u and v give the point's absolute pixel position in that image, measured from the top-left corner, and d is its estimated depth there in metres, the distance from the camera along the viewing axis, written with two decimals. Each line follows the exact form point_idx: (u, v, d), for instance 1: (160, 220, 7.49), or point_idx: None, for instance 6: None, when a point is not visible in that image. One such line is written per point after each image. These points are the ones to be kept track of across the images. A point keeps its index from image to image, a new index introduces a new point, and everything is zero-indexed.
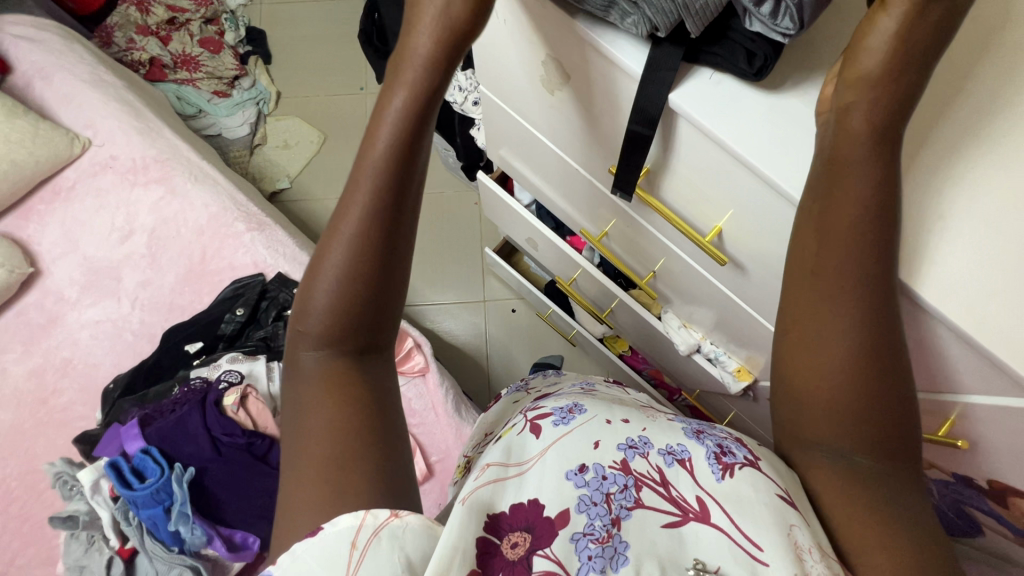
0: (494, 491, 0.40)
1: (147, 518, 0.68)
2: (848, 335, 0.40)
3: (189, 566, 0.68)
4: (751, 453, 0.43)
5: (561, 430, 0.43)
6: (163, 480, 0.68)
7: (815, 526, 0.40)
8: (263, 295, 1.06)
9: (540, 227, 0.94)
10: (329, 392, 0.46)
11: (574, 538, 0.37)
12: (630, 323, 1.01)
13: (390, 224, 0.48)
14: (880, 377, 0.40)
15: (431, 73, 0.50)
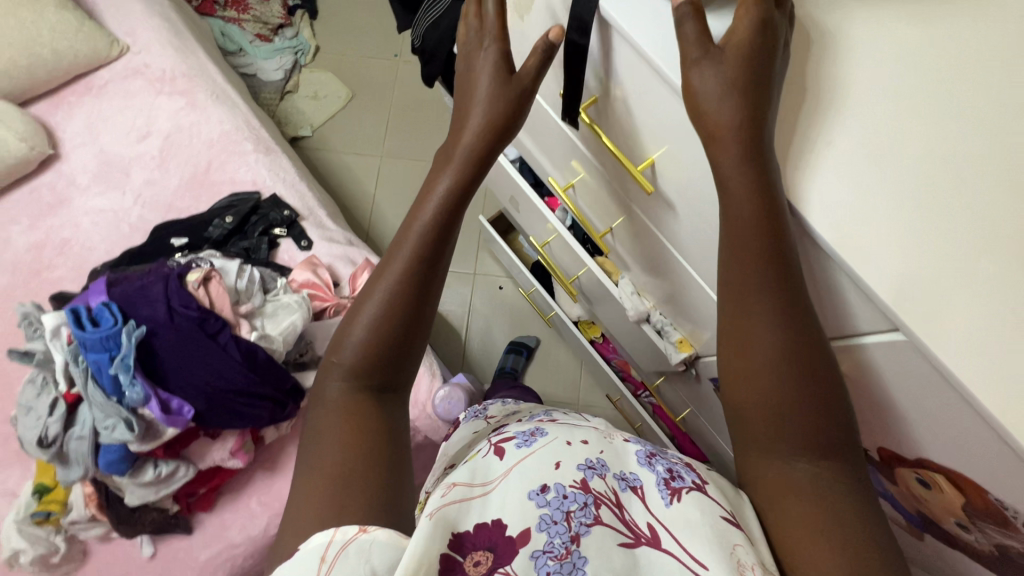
0: (460, 511, 0.42)
1: (92, 362, 0.73)
2: (776, 335, 0.42)
3: (123, 419, 0.73)
4: (700, 480, 0.46)
5: (523, 452, 0.47)
6: (115, 330, 0.73)
7: (762, 545, 0.41)
8: (254, 210, 1.12)
9: (519, 181, 0.96)
10: (347, 423, 0.47)
11: (535, 556, 0.40)
12: (594, 294, 1.01)
13: (428, 272, 0.51)
14: (808, 364, 0.42)
15: (478, 146, 0.56)
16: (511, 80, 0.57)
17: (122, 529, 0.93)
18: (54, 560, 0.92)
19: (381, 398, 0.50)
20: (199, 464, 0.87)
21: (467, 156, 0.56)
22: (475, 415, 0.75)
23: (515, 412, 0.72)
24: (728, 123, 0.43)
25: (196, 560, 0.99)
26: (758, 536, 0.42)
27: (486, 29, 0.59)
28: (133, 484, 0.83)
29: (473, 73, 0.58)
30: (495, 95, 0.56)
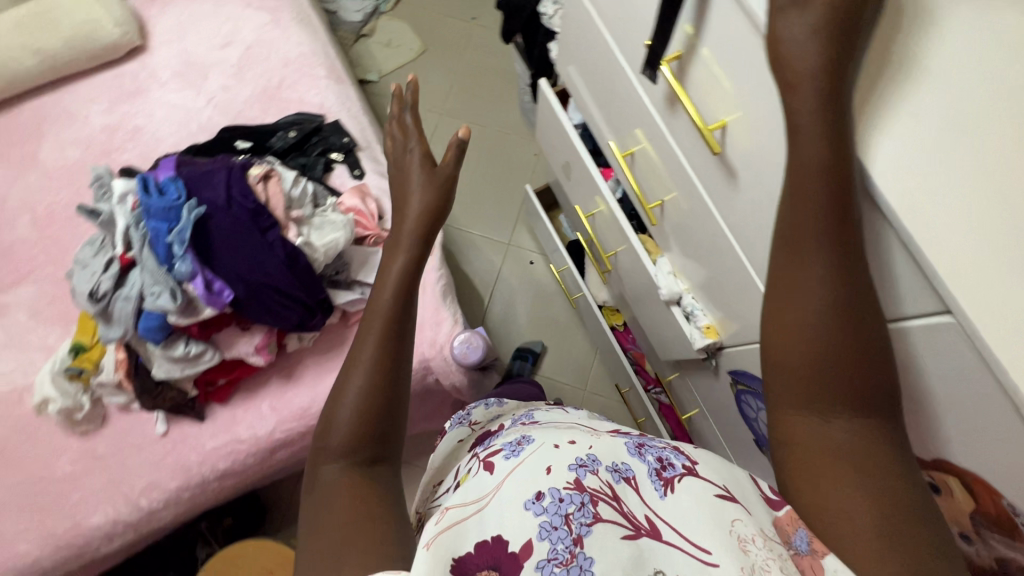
0: (457, 533, 0.43)
1: (152, 229, 0.77)
2: (826, 295, 0.45)
3: (168, 289, 0.77)
4: (689, 462, 0.49)
5: (512, 462, 0.49)
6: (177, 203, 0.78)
7: (758, 515, 0.45)
8: (316, 132, 1.16)
9: (578, 145, 0.97)
10: (349, 492, 0.50)
11: (541, 565, 0.41)
12: (629, 272, 1.01)
13: (398, 337, 0.58)
14: (849, 320, 0.45)
15: (420, 234, 0.66)
16: (434, 178, 0.71)
17: (143, 400, 0.99)
18: (77, 416, 0.98)
19: (373, 468, 0.53)
20: (223, 352, 0.91)
21: (414, 235, 0.66)
22: (459, 422, 0.80)
23: (496, 415, 0.80)
24: (809, 65, 0.43)
25: (203, 447, 1.04)
26: (754, 511, 0.45)
27: (410, 140, 0.75)
28: (162, 356, 0.87)
29: (408, 180, 0.72)
30: (428, 192, 0.70)
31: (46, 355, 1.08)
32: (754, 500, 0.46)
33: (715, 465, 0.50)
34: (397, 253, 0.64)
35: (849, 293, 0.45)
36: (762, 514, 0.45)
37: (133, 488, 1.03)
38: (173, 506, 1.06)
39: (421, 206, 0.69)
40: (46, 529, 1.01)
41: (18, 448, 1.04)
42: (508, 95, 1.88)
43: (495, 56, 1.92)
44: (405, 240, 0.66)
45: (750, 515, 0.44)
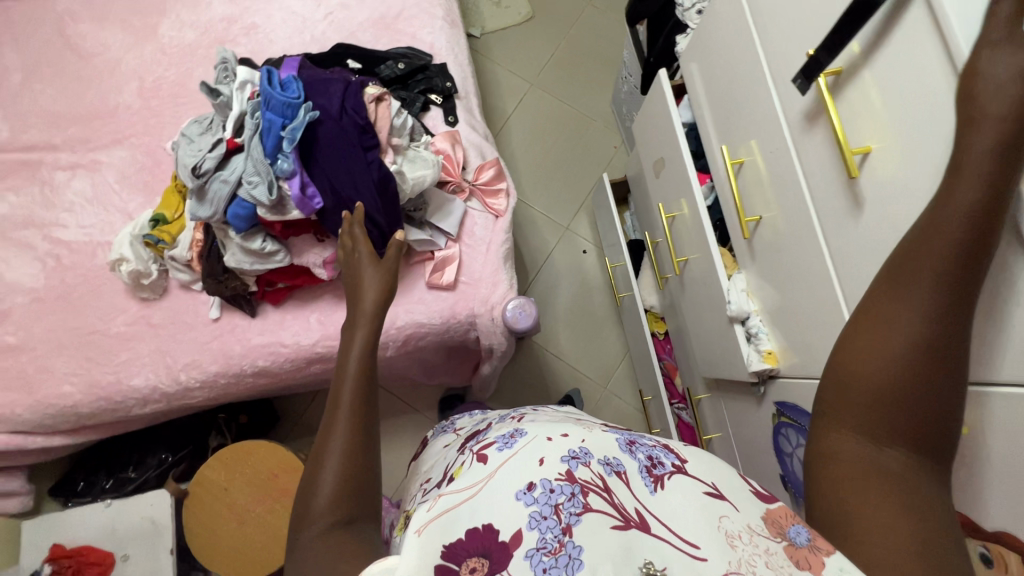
0: (448, 523, 0.44)
1: (266, 120, 0.79)
2: (921, 328, 0.46)
3: (267, 182, 0.79)
4: (679, 461, 0.51)
5: (506, 453, 0.51)
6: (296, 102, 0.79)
7: (746, 512, 0.47)
8: (422, 70, 1.16)
9: (682, 142, 0.95)
10: (333, 551, 0.49)
11: (530, 554, 0.42)
12: (699, 281, 1.00)
13: (367, 399, 0.61)
14: (936, 360, 0.46)
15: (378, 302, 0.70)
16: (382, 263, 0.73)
17: (205, 285, 1.03)
18: (143, 281, 1.03)
19: (354, 524, 0.53)
20: (292, 258, 0.94)
21: (374, 313, 0.69)
22: (443, 429, 0.94)
23: (479, 417, 0.85)
24: (1002, 108, 0.44)
25: (248, 341, 1.08)
26: (741, 508, 0.47)
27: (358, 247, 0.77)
28: (239, 245, 0.91)
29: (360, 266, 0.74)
30: (379, 275, 0.72)
31: (125, 219, 1.14)
32: (746, 496, 0.48)
33: (707, 461, 0.52)
34: (353, 337, 0.67)
35: (944, 334, 0.46)
36: (751, 510, 0.47)
37: (176, 362, 1.08)
38: (207, 389, 1.11)
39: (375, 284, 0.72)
40: (91, 378, 1.07)
41: (83, 298, 1.10)
42: (603, 83, 1.86)
43: (599, 40, 1.89)
44: (359, 330, 0.67)
45: (737, 512, 0.46)
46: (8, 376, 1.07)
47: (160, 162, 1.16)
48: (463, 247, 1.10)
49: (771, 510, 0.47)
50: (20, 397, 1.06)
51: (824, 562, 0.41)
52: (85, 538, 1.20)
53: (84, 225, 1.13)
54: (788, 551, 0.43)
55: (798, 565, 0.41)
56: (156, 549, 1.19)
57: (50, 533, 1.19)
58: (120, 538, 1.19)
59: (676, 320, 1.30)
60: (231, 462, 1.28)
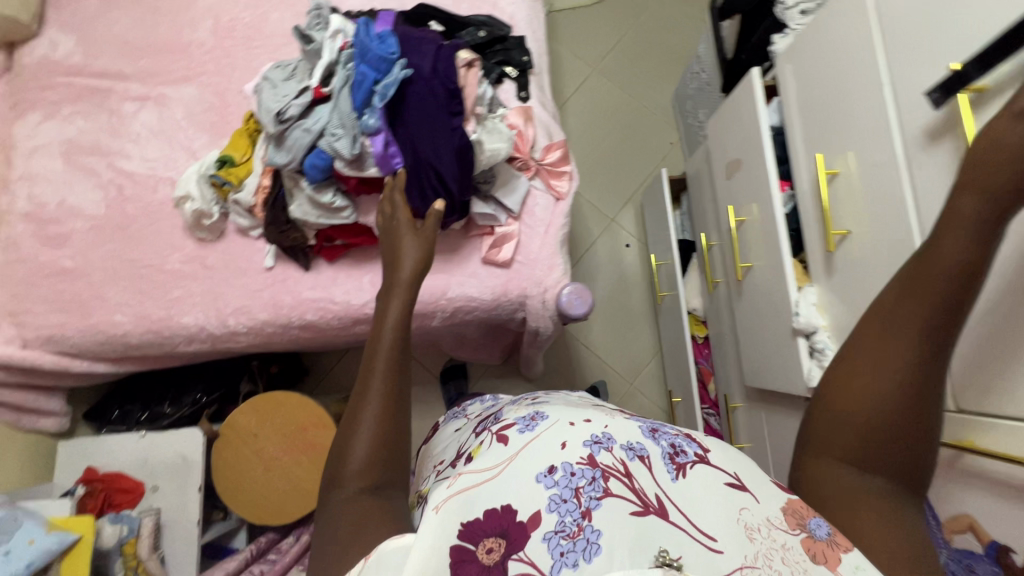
0: (465, 501, 0.44)
1: (359, 74, 0.78)
2: (904, 367, 0.47)
3: (351, 136, 0.78)
4: (701, 450, 0.49)
5: (528, 435, 0.50)
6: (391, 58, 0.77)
7: (767, 504, 0.45)
8: (501, 41, 1.14)
9: (767, 146, 0.92)
10: (363, 518, 0.49)
11: (547, 537, 0.41)
12: (763, 290, 0.98)
13: (402, 368, 0.58)
14: (914, 398, 0.47)
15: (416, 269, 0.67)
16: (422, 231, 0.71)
17: (266, 232, 1.03)
18: (204, 221, 1.03)
19: (384, 491, 0.53)
20: (358, 216, 0.93)
21: (411, 282, 0.66)
22: (453, 416, 0.91)
23: (493, 402, 0.84)
24: None
25: (299, 294, 1.08)
26: (762, 499, 0.46)
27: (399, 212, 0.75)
28: (309, 196, 0.90)
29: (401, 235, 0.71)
30: (420, 243, 0.70)
31: (188, 157, 1.13)
32: (770, 489, 0.47)
33: (731, 455, 0.50)
34: (389, 305, 0.63)
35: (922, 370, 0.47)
36: (772, 501, 0.46)
37: (226, 305, 1.08)
38: (253, 336, 1.12)
39: (414, 251, 0.69)
40: (142, 311, 1.08)
41: (141, 231, 1.10)
42: (667, 75, 1.80)
43: (669, 30, 1.83)
44: (394, 299, 0.64)
45: (757, 504, 0.45)
46: (63, 299, 1.08)
47: (228, 104, 1.15)
48: (522, 225, 1.08)
49: (787, 510, 0.45)
50: (72, 321, 1.08)
51: (841, 560, 0.41)
52: (118, 466, 1.23)
53: (148, 158, 1.13)
54: (805, 544, 0.43)
55: (813, 559, 0.42)
56: (184, 486, 1.21)
57: (86, 456, 1.23)
58: (151, 470, 1.22)
59: (721, 326, 1.28)
60: (263, 410, 1.30)
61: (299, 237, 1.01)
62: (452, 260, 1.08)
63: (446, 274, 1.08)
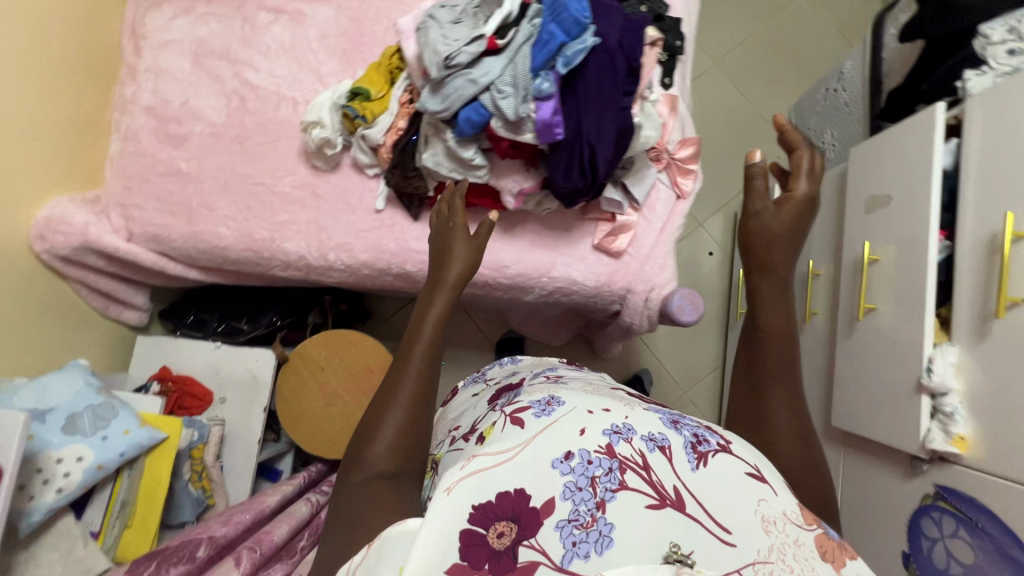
0: (479, 485, 0.44)
1: (546, 33, 0.73)
2: (790, 413, 0.59)
3: (520, 98, 0.74)
4: (723, 441, 0.51)
5: (546, 419, 0.50)
6: (585, 22, 0.73)
7: (783, 499, 0.48)
8: (659, 18, 1.06)
9: (935, 190, 0.87)
10: (381, 499, 0.48)
11: (559, 525, 0.42)
12: (885, 336, 0.94)
13: (435, 361, 0.58)
14: (801, 429, 0.59)
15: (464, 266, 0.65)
16: (474, 239, 0.67)
17: (388, 175, 1.01)
18: (326, 150, 1.01)
19: (400, 478, 0.52)
20: (490, 177, 0.90)
21: (457, 285, 0.64)
22: (473, 381, 0.88)
23: (511, 371, 0.82)
24: None
25: (403, 241, 1.06)
26: (780, 493, 0.48)
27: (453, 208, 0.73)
28: (449, 148, 0.87)
29: (452, 239, 0.67)
30: (470, 251, 0.66)
31: (314, 81, 1.10)
32: (781, 487, 0.50)
33: (743, 448, 0.53)
34: (429, 310, 0.61)
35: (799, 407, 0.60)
36: (789, 499, 0.48)
37: (329, 238, 1.07)
38: (347, 273, 1.11)
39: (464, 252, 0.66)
40: (247, 228, 1.07)
41: (257, 147, 1.09)
42: (790, 85, 1.70)
43: (802, 38, 1.72)
44: (436, 302, 0.62)
45: (775, 496, 0.48)
46: (173, 201, 1.08)
47: (363, 32, 1.11)
48: (640, 218, 1.04)
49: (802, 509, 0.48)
50: (178, 224, 1.08)
51: (847, 563, 0.44)
52: (190, 370, 1.25)
53: (274, 74, 1.10)
54: (818, 537, 0.46)
55: (823, 557, 0.44)
56: (251, 402, 1.23)
57: (162, 355, 1.25)
58: (222, 381, 1.24)
59: (808, 360, 1.24)
60: (334, 346, 1.32)
61: (420, 186, 0.98)
62: (562, 239, 1.06)
63: (553, 252, 1.05)
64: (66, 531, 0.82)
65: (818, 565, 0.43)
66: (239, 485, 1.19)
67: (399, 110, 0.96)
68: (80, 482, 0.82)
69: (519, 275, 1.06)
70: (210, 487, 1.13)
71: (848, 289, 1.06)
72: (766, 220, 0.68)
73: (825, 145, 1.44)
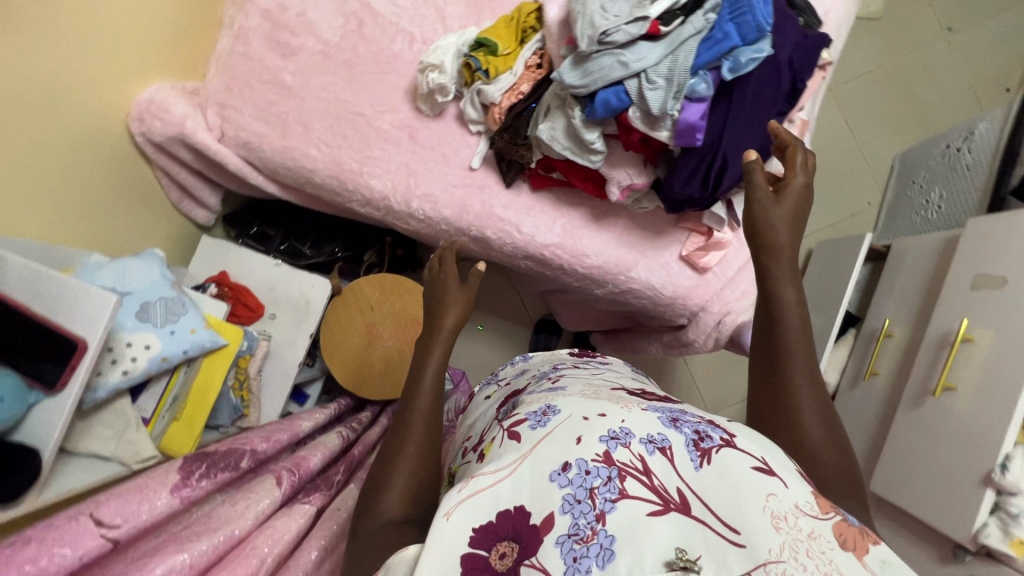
0: (478, 505, 0.44)
1: (721, 32, 0.69)
2: (812, 398, 0.57)
3: (671, 93, 0.71)
4: (727, 436, 0.48)
5: (540, 432, 0.49)
6: (766, 31, 0.69)
7: (793, 491, 0.44)
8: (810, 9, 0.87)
9: None
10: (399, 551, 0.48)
11: (560, 541, 0.41)
12: (962, 421, 0.91)
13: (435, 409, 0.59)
14: (823, 411, 0.57)
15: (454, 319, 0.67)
16: (466, 286, 0.70)
17: (494, 138, 0.98)
18: (438, 96, 0.97)
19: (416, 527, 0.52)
20: (602, 166, 0.87)
21: (452, 330, 0.66)
22: (488, 382, 0.88)
23: (521, 369, 0.83)
24: None
25: (489, 205, 1.03)
26: (791, 485, 0.44)
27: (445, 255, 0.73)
28: (572, 126, 0.83)
29: (448, 288, 0.69)
30: (464, 293, 0.69)
31: (436, 20, 1.06)
32: (794, 477, 0.46)
33: (752, 440, 0.49)
34: (428, 357, 0.63)
35: (819, 390, 0.58)
36: (801, 489, 0.45)
37: (416, 185, 1.04)
38: (425, 224, 1.08)
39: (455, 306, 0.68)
40: (337, 155, 1.05)
41: (365, 76, 1.06)
42: (900, 130, 1.61)
43: (927, 85, 1.62)
44: (434, 348, 0.64)
45: (786, 489, 0.44)
46: (271, 112, 1.06)
47: None
48: (735, 239, 1.02)
49: (816, 496, 0.45)
50: (272, 136, 1.06)
51: (869, 550, 0.41)
52: (247, 281, 1.25)
53: (397, 4, 1.06)
54: (835, 526, 0.42)
55: (843, 547, 0.41)
56: (299, 325, 1.24)
57: (222, 259, 1.25)
58: (275, 298, 1.25)
59: (857, 418, 1.21)
60: (387, 289, 1.32)
61: (525, 156, 0.96)
62: (650, 241, 1.03)
63: (637, 253, 1.02)
64: (121, 412, 0.85)
65: (836, 556, 0.39)
66: (273, 403, 1.20)
67: (523, 73, 0.93)
68: (149, 370, 0.84)
69: (598, 266, 1.03)
70: (248, 398, 1.13)
71: (925, 360, 1.02)
72: (769, 209, 0.61)
73: (929, 204, 1.39)
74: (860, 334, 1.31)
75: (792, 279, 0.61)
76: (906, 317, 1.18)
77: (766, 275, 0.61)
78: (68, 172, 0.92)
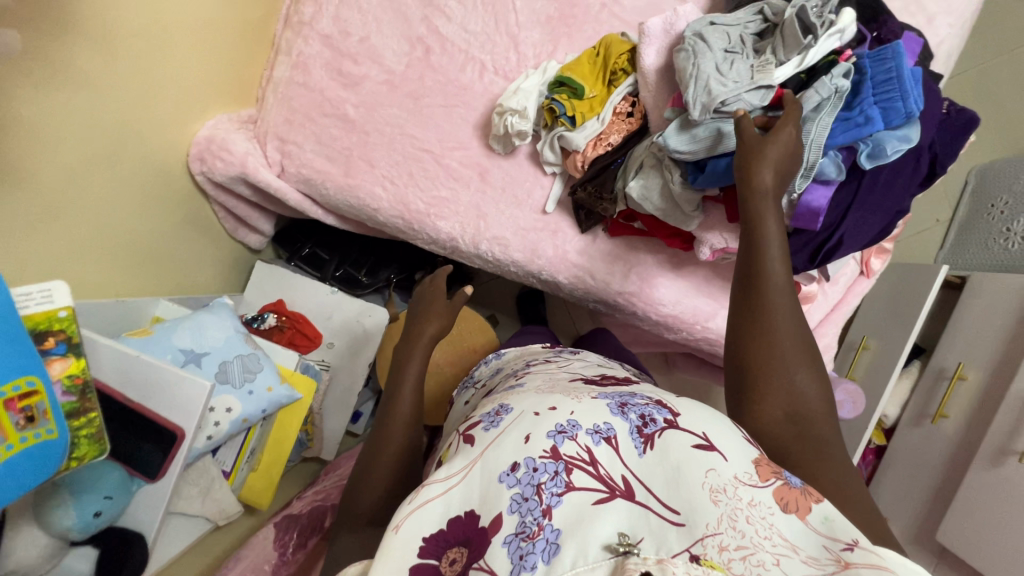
0: (429, 516, 0.44)
1: (863, 114, 0.63)
2: (795, 327, 0.55)
3: (800, 172, 0.64)
4: (671, 415, 0.48)
5: (494, 432, 0.48)
6: (914, 118, 0.63)
7: (733, 463, 0.44)
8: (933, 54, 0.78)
9: None
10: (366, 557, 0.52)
11: (507, 541, 0.40)
12: None
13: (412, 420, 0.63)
14: (806, 341, 0.55)
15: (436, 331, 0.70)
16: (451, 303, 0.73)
17: (575, 187, 0.91)
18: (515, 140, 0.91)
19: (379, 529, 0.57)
20: (696, 228, 0.82)
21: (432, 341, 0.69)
22: (462, 386, 0.84)
23: (495, 369, 0.81)
24: None
25: (561, 251, 0.99)
26: (731, 457, 0.44)
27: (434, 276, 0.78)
28: (667, 189, 0.79)
29: (434, 301, 0.73)
30: (447, 312, 0.72)
31: (509, 46, 0.97)
32: (736, 444, 0.46)
33: (697, 411, 0.49)
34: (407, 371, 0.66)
35: (802, 319, 0.55)
36: (740, 459, 0.45)
37: (486, 227, 0.99)
38: (491, 265, 1.04)
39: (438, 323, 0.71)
40: (403, 195, 1.00)
41: (432, 109, 0.99)
42: (979, 141, 1.50)
43: None
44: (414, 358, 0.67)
45: (726, 463, 0.44)
46: (334, 147, 1.01)
47: (577, 3, 0.95)
48: (820, 292, 0.97)
49: (757, 465, 0.45)
50: (335, 173, 1.01)
51: (810, 509, 0.42)
52: (303, 307, 1.23)
53: (468, 28, 0.97)
54: (776, 491, 0.43)
55: (784, 509, 0.41)
56: (356, 355, 1.22)
57: (278, 287, 1.23)
58: (332, 326, 1.23)
59: (918, 461, 1.21)
60: None
61: (608, 210, 0.88)
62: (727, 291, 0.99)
63: (715, 303, 0.98)
64: (206, 470, 0.84)
65: (777, 519, 0.40)
66: (335, 433, 1.21)
67: (611, 120, 0.87)
68: (230, 432, 0.84)
69: (673, 316, 0.99)
70: (312, 431, 1.17)
71: (1008, 422, 1.01)
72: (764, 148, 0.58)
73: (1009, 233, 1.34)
74: (925, 369, 1.28)
75: (775, 210, 0.58)
76: (982, 361, 1.14)
77: (750, 203, 0.58)
78: (133, 207, 0.89)
